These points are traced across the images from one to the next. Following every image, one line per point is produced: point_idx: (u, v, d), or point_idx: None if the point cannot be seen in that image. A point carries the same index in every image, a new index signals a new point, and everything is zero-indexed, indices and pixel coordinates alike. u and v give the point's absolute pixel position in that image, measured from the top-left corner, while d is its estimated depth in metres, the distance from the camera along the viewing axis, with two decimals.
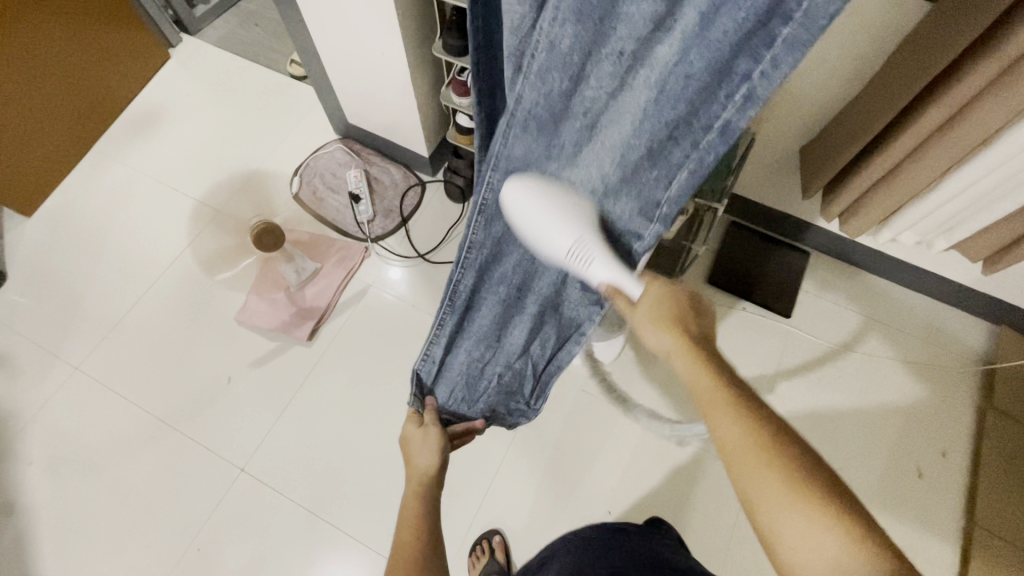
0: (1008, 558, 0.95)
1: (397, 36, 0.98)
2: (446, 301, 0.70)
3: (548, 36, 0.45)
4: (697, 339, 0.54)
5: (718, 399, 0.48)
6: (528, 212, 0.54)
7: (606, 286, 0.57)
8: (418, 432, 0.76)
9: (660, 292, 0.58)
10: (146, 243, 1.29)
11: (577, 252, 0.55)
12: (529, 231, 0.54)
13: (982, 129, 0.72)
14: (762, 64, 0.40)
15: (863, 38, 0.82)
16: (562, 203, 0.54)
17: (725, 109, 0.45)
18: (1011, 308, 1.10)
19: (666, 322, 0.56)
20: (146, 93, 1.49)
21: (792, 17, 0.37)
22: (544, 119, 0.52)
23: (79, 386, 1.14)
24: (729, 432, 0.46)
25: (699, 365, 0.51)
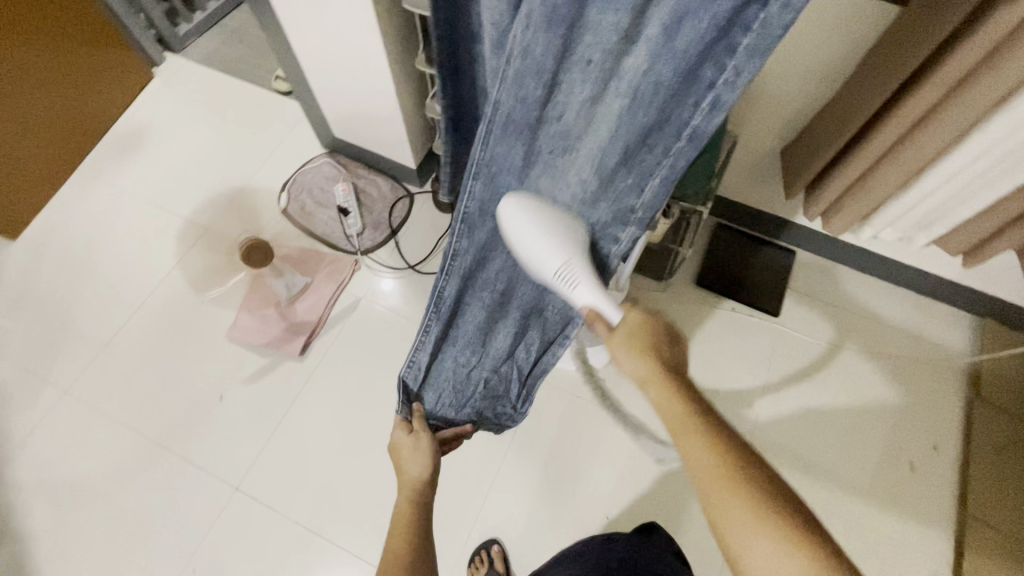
0: (1001, 549, 0.96)
1: (380, 49, 0.98)
2: (430, 309, 0.71)
3: (523, 45, 0.48)
4: (670, 367, 0.56)
5: (690, 429, 0.50)
6: (527, 225, 0.60)
7: (589, 309, 0.63)
8: (408, 438, 0.73)
9: (637, 319, 0.60)
10: (135, 263, 1.28)
11: (565, 273, 0.61)
12: (527, 245, 0.61)
13: (955, 125, 0.73)
14: (725, 73, 0.48)
15: (838, 38, 0.84)
16: (550, 226, 0.61)
17: (693, 116, 0.52)
18: (994, 300, 1.12)
19: (640, 350, 0.57)
20: (130, 112, 1.49)
21: (750, 28, 0.44)
22: (521, 125, 0.55)
23: (70, 409, 1.13)
24: (701, 463, 0.49)
25: (670, 393, 0.53)
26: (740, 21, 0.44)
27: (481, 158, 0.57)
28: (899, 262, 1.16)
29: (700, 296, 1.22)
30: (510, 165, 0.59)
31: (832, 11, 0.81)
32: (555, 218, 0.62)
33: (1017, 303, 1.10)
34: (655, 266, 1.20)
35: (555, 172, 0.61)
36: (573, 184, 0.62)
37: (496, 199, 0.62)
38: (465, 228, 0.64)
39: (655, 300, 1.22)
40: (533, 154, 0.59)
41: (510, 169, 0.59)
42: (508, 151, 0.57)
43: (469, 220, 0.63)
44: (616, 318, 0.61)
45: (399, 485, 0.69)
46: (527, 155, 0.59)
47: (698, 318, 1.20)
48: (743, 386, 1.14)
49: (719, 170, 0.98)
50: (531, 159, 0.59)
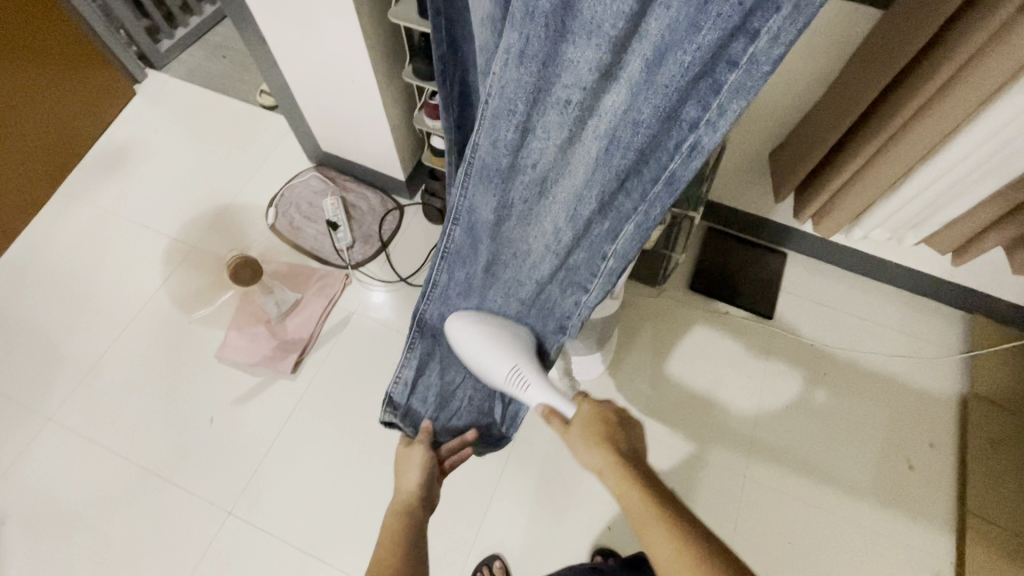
0: (1003, 543, 0.96)
1: (367, 63, 0.98)
2: (414, 327, 0.78)
3: (500, 82, 0.49)
4: (629, 457, 0.59)
5: (649, 517, 0.53)
6: (475, 339, 0.71)
7: (542, 407, 0.67)
8: (407, 451, 0.75)
9: (590, 409, 0.64)
10: (121, 285, 1.25)
11: (515, 377, 0.68)
12: (479, 355, 0.70)
13: (940, 127, 0.74)
14: (708, 112, 0.45)
15: (822, 43, 0.85)
16: (495, 340, 0.70)
17: (672, 159, 0.50)
18: (982, 295, 1.13)
19: (597, 440, 0.61)
20: (112, 131, 1.46)
21: (737, 64, 0.41)
22: (496, 167, 0.57)
23: (56, 437, 1.10)
24: (662, 551, 0.50)
25: (628, 482, 0.56)
26: (725, 56, 0.41)
27: (459, 202, 0.64)
28: (889, 260, 1.17)
29: (694, 301, 1.22)
30: (486, 207, 0.62)
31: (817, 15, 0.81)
32: (500, 332, 0.72)
33: (1005, 298, 1.11)
34: (647, 271, 1.19)
35: (532, 212, 0.62)
36: (547, 226, 0.63)
37: (474, 234, 0.67)
38: (446, 264, 0.71)
39: (648, 306, 1.22)
40: (509, 198, 0.60)
41: (487, 210, 0.62)
42: (485, 191, 0.60)
43: (449, 255, 0.70)
44: (570, 412, 0.65)
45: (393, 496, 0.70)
46: (506, 195, 0.60)
47: (693, 322, 1.20)
48: (740, 391, 1.13)
49: (709, 175, 0.99)
50: (508, 199, 0.60)
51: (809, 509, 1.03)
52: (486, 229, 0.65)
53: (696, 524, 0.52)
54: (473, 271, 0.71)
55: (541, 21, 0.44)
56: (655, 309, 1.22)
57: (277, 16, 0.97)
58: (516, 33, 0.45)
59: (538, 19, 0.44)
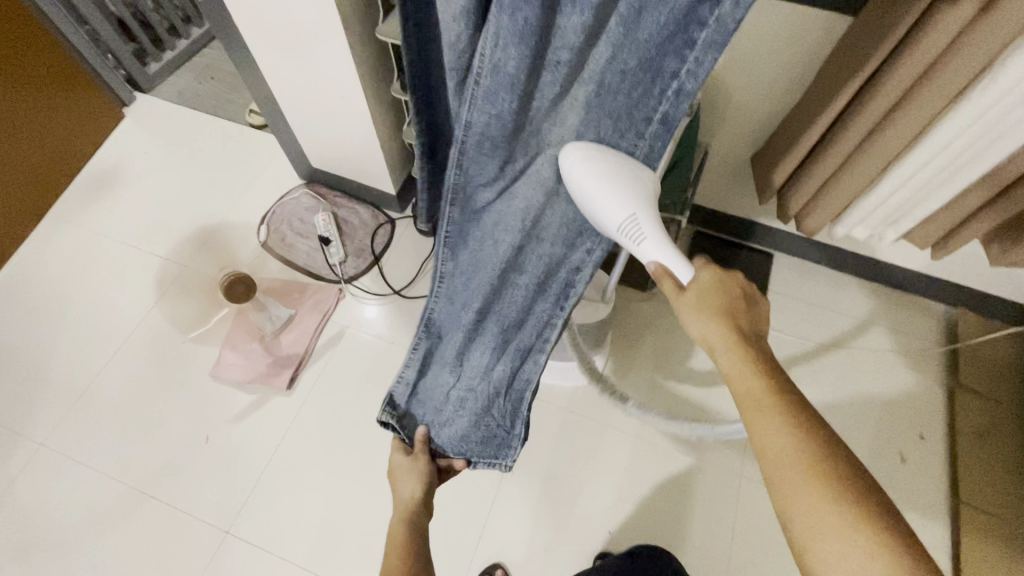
0: (995, 531, 0.98)
1: (356, 80, 1.00)
2: (423, 329, 0.79)
3: (493, 60, 0.50)
4: (747, 335, 0.54)
5: (766, 404, 0.50)
6: (591, 177, 0.56)
7: (656, 266, 0.59)
8: (406, 461, 0.80)
9: (711, 279, 0.56)
10: (113, 307, 1.25)
11: (630, 228, 0.57)
12: (594, 191, 0.56)
13: (911, 125, 0.78)
14: (687, 63, 0.50)
15: (796, 50, 0.89)
16: (621, 177, 0.56)
17: (660, 103, 0.54)
18: (962, 289, 1.17)
19: (715, 311, 0.54)
20: (101, 154, 1.47)
21: (706, 23, 0.47)
22: (496, 140, 0.57)
23: (48, 463, 1.09)
24: (774, 440, 0.48)
25: (745, 361, 0.52)
26: (695, 17, 0.47)
27: (456, 179, 0.61)
28: (872, 258, 1.20)
29: None
30: (485, 178, 0.61)
31: (793, 24, 0.85)
32: (624, 171, 0.57)
33: (984, 290, 1.14)
34: (638, 276, 1.21)
35: (531, 178, 0.63)
36: (539, 189, 0.64)
37: (474, 214, 0.66)
38: (450, 251, 0.70)
39: (639, 310, 1.24)
40: (512, 157, 0.60)
41: (487, 181, 0.62)
42: (482, 166, 0.60)
43: (452, 243, 0.69)
44: (687, 276, 0.57)
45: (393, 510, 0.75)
46: (503, 165, 0.60)
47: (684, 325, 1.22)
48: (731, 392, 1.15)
49: (693, 179, 1.02)
50: (508, 167, 0.61)
51: None
52: (487, 207, 0.66)
53: (814, 416, 0.49)
54: (475, 249, 0.70)
55: (535, 3, 0.46)
56: (645, 313, 1.24)
57: (266, 37, 0.99)
58: (506, 15, 0.47)
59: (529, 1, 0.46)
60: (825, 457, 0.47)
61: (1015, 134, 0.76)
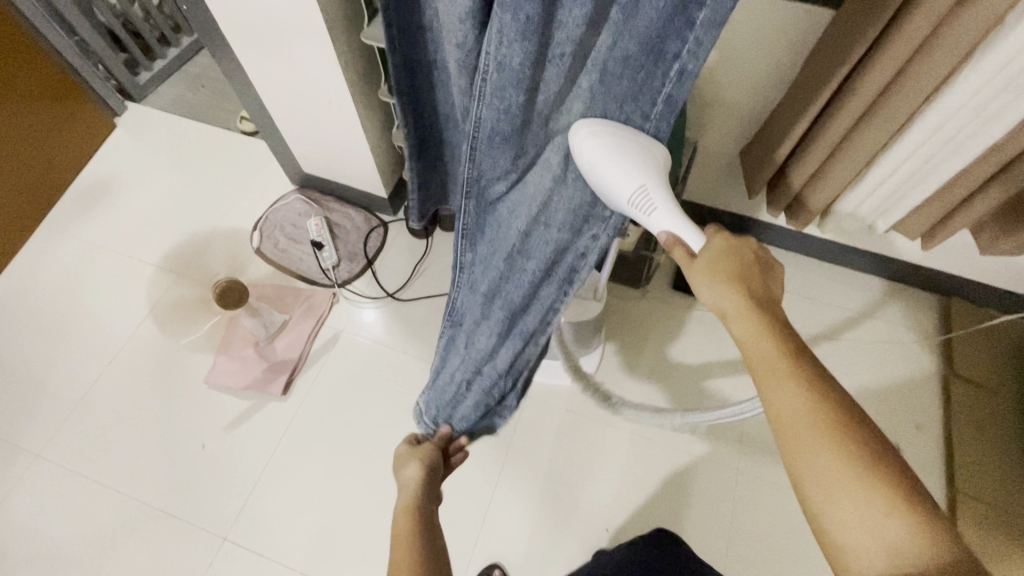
0: (991, 519, 0.98)
1: (343, 84, 1.00)
2: (448, 318, 0.81)
3: (498, 56, 0.50)
4: (761, 300, 0.52)
5: (782, 370, 0.47)
6: (601, 150, 0.56)
7: (666, 236, 0.57)
8: (407, 451, 0.78)
9: (721, 244, 0.55)
10: (107, 316, 1.25)
11: (640, 199, 0.57)
12: (602, 165, 0.56)
13: (898, 114, 0.78)
14: (688, 44, 0.49)
15: (781, 43, 0.89)
16: (630, 149, 0.56)
17: (664, 85, 0.54)
18: (954, 279, 1.17)
19: (727, 276, 0.52)
20: (93, 164, 1.47)
21: (704, 4, 0.46)
22: (506, 134, 0.56)
23: (45, 474, 1.09)
24: (792, 407, 0.46)
25: (760, 326, 0.49)
26: None
27: (470, 174, 0.62)
28: (864, 250, 1.20)
29: (677, 300, 1.25)
30: (498, 172, 0.61)
31: (779, 17, 0.85)
32: (632, 143, 0.56)
33: (977, 280, 1.15)
34: (631, 273, 1.20)
35: (542, 170, 0.64)
36: (548, 177, 0.64)
37: (489, 205, 0.67)
38: (468, 242, 0.73)
39: (633, 307, 1.25)
40: (523, 149, 0.60)
41: (501, 174, 0.62)
42: (495, 159, 0.60)
43: (469, 234, 0.71)
44: (699, 245, 0.56)
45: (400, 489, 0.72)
46: (516, 159, 0.60)
47: (679, 322, 1.22)
48: (726, 389, 1.15)
49: (683, 175, 1.02)
50: (520, 158, 0.61)
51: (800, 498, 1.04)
52: (501, 198, 0.66)
53: (831, 380, 0.47)
54: (492, 238, 0.70)
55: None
56: (639, 310, 1.24)
57: (253, 43, 0.99)
58: (508, 13, 0.47)
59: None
60: (842, 422, 0.45)
61: (1005, 119, 0.76)
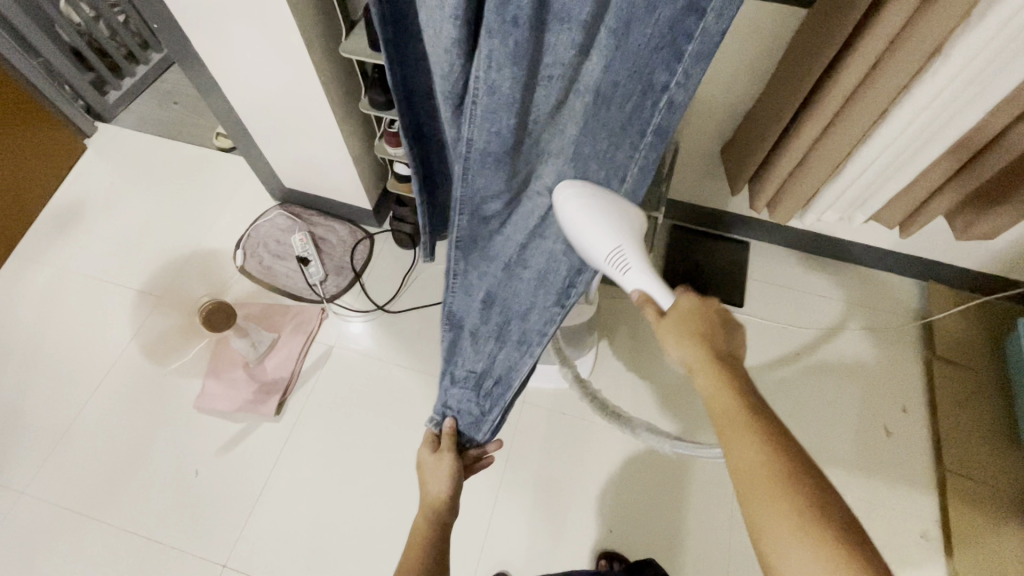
0: (979, 494, 1.01)
1: (323, 98, 0.99)
2: (447, 324, 0.77)
3: (486, 81, 0.49)
4: (725, 358, 0.54)
5: (739, 424, 0.49)
6: (581, 211, 0.59)
7: (639, 294, 0.60)
8: (432, 457, 0.77)
9: (689, 305, 0.57)
10: (89, 342, 1.22)
11: (616, 258, 0.60)
12: (583, 225, 0.59)
13: (872, 109, 0.80)
14: (676, 75, 0.51)
15: (757, 43, 0.91)
16: (610, 212, 0.59)
17: (653, 115, 0.55)
18: (931, 263, 1.21)
19: (692, 335, 0.55)
20: (64, 189, 1.43)
21: (691, 37, 0.47)
22: (498, 155, 0.56)
23: (33, 510, 1.05)
24: (747, 460, 0.47)
25: (721, 383, 0.52)
26: (682, 31, 0.47)
27: (464, 194, 0.61)
28: (844, 239, 1.23)
29: None
30: (493, 190, 0.61)
31: (754, 16, 0.87)
32: (609, 206, 0.60)
33: (953, 263, 1.19)
34: None
35: (536, 191, 0.65)
36: (545, 196, 0.66)
37: (483, 220, 0.65)
38: (462, 253, 0.69)
39: (623, 307, 1.26)
40: (516, 171, 0.60)
41: (495, 195, 0.62)
42: (488, 179, 0.59)
43: (464, 245, 0.68)
44: (668, 303, 0.58)
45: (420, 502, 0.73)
46: (511, 176, 0.60)
47: None
48: None
49: (667, 175, 1.03)
50: (514, 179, 0.61)
51: None
52: (495, 214, 0.65)
53: (789, 437, 0.48)
54: (485, 250, 0.70)
55: (525, 25, 0.46)
56: (629, 310, 1.25)
57: (229, 59, 0.98)
58: (496, 38, 0.46)
59: (519, 25, 0.45)
60: (797, 479, 0.46)
61: (978, 106, 0.79)
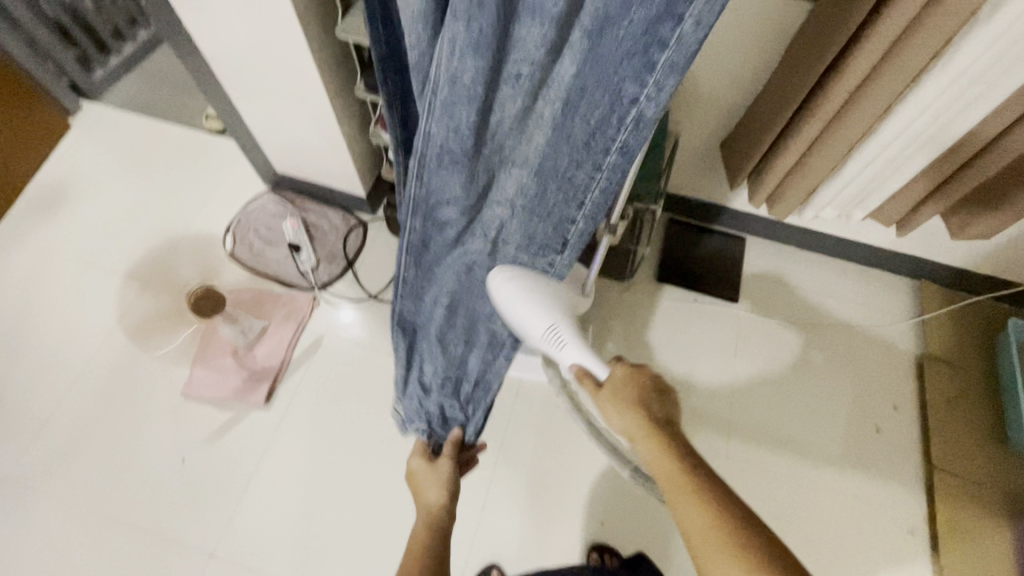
0: (965, 492, 1.02)
1: (317, 80, 0.96)
2: (399, 329, 0.80)
3: (448, 70, 0.48)
4: (661, 424, 0.60)
5: (679, 485, 0.54)
6: (514, 297, 0.68)
7: (576, 367, 0.68)
8: (424, 468, 0.83)
9: (623, 374, 0.64)
10: (74, 327, 1.19)
11: (552, 335, 0.69)
12: (517, 314, 0.68)
13: (873, 107, 0.79)
14: (647, 88, 0.48)
15: (761, 35, 0.89)
16: (539, 294, 0.69)
17: (619, 133, 0.53)
18: (926, 262, 1.21)
19: (629, 406, 0.61)
20: (48, 168, 1.39)
21: (666, 46, 0.44)
22: (456, 154, 0.56)
23: (15, 497, 1.03)
24: (690, 519, 0.52)
25: (659, 449, 0.57)
26: (656, 39, 0.44)
27: (418, 193, 0.61)
28: (840, 236, 1.23)
29: (662, 290, 1.25)
30: (450, 192, 0.60)
31: (758, 8, 0.85)
32: (539, 288, 0.69)
33: (946, 263, 1.19)
34: (615, 266, 1.21)
35: (495, 202, 0.64)
36: (504, 207, 0.65)
37: (437, 224, 0.65)
38: (414, 257, 0.69)
39: (619, 300, 1.24)
40: (475, 175, 0.59)
41: (451, 199, 0.61)
42: (445, 178, 0.59)
43: (415, 249, 0.68)
44: (603, 374, 0.66)
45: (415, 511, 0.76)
46: (471, 178, 0.59)
47: (664, 311, 1.23)
48: (713, 373, 1.16)
49: (666, 168, 1.02)
50: (472, 185, 0.60)
51: (791, 482, 1.07)
52: (450, 220, 0.64)
53: (726, 492, 0.53)
54: (438, 257, 0.70)
55: (489, 9, 0.43)
56: (625, 303, 1.24)
57: (219, 37, 0.94)
58: (460, 23, 0.45)
59: (485, 10, 0.43)
60: (736, 533, 0.49)
61: (981, 105, 0.78)
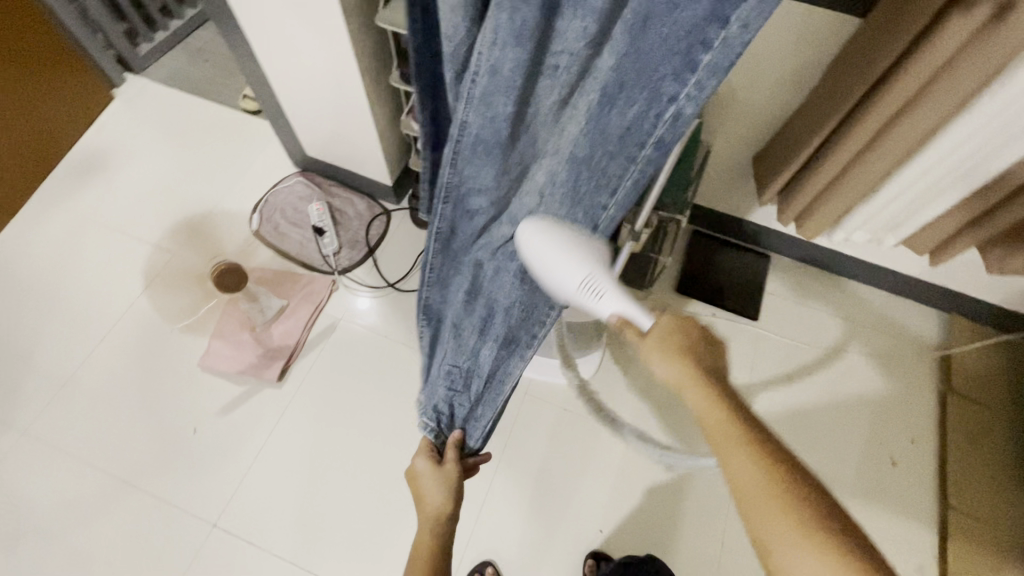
0: (981, 536, 0.99)
1: (353, 67, 0.97)
2: (425, 318, 0.83)
3: (489, 57, 0.50)
4: (710, 372, 0.57)
5: (730, 434, 0.52)
6: (546, 247, 0.59)
7: (617, 316, 0.61)
8: (429, 468, 0.79)
9: (670, 322, 0.60)
10: (102, 290, 1.22)
11: (589, 285, 0.60)
12: (549, 264, 0.60)
13: (916, 130, 0.77)
14: (688, 87, 0.47)
15: (805, 49, 0.87)
16: (575, 240, 0.59)
17: (656, 126, 0.51)
18: (958, 295, 1.17)
19: (677, 354, 0.57)
20: (90, 136, 1.43)
21: (711, 46, 0.44)
22: (489, 144, 0.57)
23: (33, 450, 1.06)
24: (742, 469, 0.50)
25: (709, 397, 0.54)
26: (702, 39, 0.44)
27: (450, 179, 0.62)
28: (869, 262, 1.20)
29: (681, 302, 1.23)
30: (481, 181, 0.61)
31: (804, 22, 0.84)
32: (577, 233, 0.60)
33: (979, 297, 1.15)
34: (634, 274, 1.20)
35: (525, 191, 0.65)
36: (534, 196, 0.64)
37: (464, 211, 0.66)
38: (441, 247, 0.70)
39: None
40: (507, 166, 0.60)
41: (481, 189, 0.62)
42: (477, 168, 0.60)
43: (443, 237, 0.69)
44: (647, 323, 0.60)
45: (422, 517, 0.75)
46: (503, 167, 0.60)
47: None
48: None
49: (695, 179, 1.01)
50: (503, 176, 0.62)
51: None
52: (478, 210, 0.65)
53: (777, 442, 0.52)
54: (464, 247, 0.71)
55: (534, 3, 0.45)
56: None
57: (262, 18, 0.96)
58: (504, 14, 0.46)
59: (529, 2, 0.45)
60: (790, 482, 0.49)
61: None
